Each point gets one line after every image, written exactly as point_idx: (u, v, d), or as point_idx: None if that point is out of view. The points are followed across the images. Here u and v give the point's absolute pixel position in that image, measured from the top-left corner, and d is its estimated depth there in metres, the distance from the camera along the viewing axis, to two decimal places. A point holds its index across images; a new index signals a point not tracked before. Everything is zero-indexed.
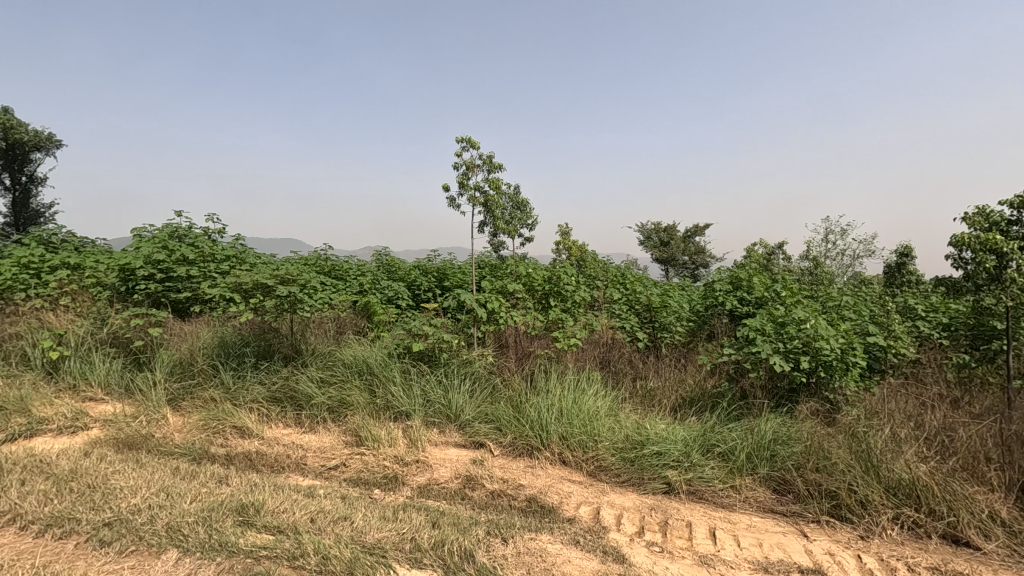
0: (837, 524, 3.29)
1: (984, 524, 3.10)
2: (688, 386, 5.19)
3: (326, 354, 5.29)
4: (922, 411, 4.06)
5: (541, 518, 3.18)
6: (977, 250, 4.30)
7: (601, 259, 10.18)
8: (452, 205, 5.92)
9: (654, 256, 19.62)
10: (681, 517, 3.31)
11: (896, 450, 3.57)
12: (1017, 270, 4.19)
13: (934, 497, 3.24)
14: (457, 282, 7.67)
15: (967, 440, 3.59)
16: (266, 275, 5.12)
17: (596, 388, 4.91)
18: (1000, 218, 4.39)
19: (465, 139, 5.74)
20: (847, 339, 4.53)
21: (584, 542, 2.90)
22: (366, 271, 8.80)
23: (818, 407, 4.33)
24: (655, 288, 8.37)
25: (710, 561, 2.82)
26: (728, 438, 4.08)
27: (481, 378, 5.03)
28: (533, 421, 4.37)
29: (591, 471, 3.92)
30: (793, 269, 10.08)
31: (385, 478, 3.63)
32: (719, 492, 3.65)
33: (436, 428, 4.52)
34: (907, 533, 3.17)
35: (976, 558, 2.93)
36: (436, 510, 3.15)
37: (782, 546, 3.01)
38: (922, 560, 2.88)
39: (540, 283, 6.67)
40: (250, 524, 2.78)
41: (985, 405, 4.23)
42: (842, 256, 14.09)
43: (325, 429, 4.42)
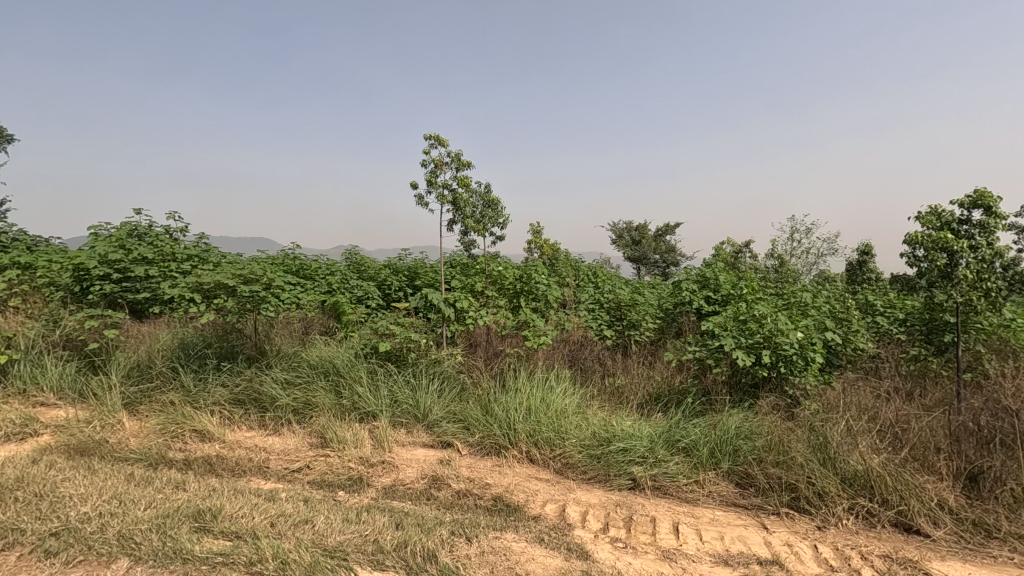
0: (796, 515, 3.37)
1: (932, 512, 3.23)
2: (655, 383, 5.25)
3: (290, 355, 5.20)
4: (877, 404, 4.20)
5: (506, 517, 3.17)
6: (929, 249, 4.49)
7: (574, 258, 10.25)
8: (420, 203, 5.90)
9: (626, 255, 19.80)
10: (645, 513, 3.34)
11: (851, 442, 3.68)
12: (966, 267, 4.39)
13: (887, 487, 3.36)
14: (427, 282, 7.59)
15: (917, 431, 3.74)
16: (228, 275, 5.00)
17: (564, 386, 4.93)
18: (951, 218, 4.56)
19: (433, 137, 5.71)
20: (806, 335, 4.63)
21: (549, 540, 2.91)
22: (336, 270, 8.67)
23: (778, 402, 4.44)
24: (626, 286, 8.43)
25: (673, 556, 2.86)
26: (692, 433, 4.14)
27: (450, 377, 5.01)
28: (501, 420, 4.37)
29: (558, 469, 3.94)
30: (759, 267, 10.32)
31: (350, 480, 3.58)
32: (683, 487, 3.70)
33: (404, 428, 4.49)
34: (861, 522, 3.27)
35: (926, 545, 3.04)
36: (401, 510, 3.13)
37: (744, 539, 3.07)
38: (875, 549, 2.98)
39: (510, 281, 6.62)
40: (207, 530, 2.71)
41: (937, 398, 4.41)
42: (807, 255, 14.42)
43: (289, 431, 4.34)
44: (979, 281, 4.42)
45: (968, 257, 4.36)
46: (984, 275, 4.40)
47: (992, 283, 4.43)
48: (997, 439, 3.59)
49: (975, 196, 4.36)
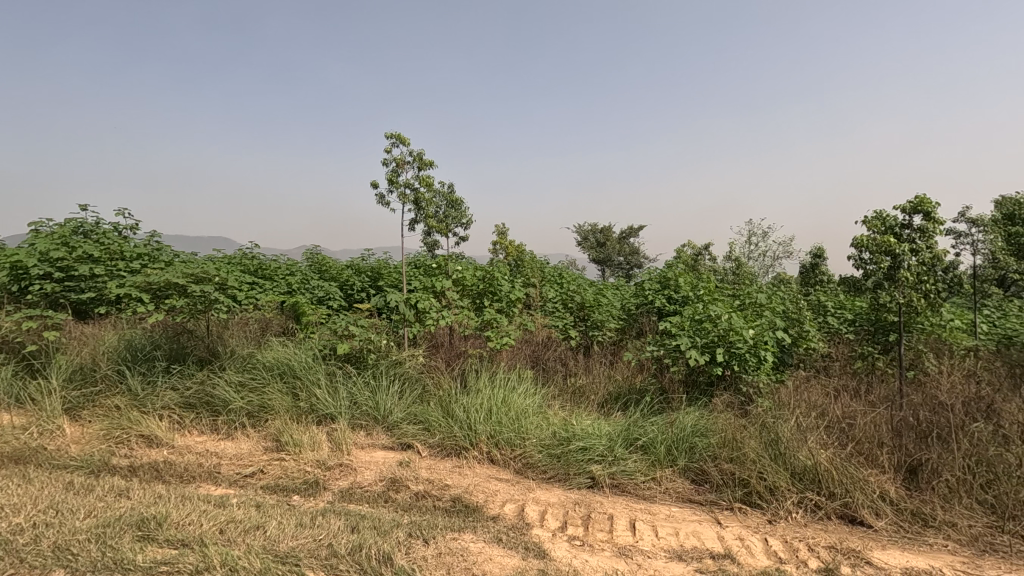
0: (748, 510, 3.47)
1: (874, 504, 3.38)
2: (616, 382, 5.33)
3: (245, 357, 5.06)
4: (825, 400, 4.36)
5: (464, 518, 3.16)
6: (874, 251, 4.71)
7: (539, 259, 10.30)
8: (381, 202, 5.82)
9: (591, 256, 19.99)
10: (603, 511, 3.38)
11: (801, 438, 3.81)
12: (908, 269, 4.62)
13: (833, 480, 3.49)
14: (391, 282, 7.49)
15: (862, 426, 3.91)
16: (179, 275, 4.81)
17: (525, 386, 4.94)
18: (894, 222, 4.78)
19: (395, 135, 5.64)
20: (759, 334, 4.78)
21: (506, 540, 2.91)
22: (296, 270, 8.48)
23: (732, 399, 4.57)
24: (589, 287, 8.52)
25: (629, 552, 2.90)
26: (650, 431, 4.21)
27: (411, 378, 4.96)
28: (462, 421, 4.36)
29: (518, 469, 3.95)
30: (718, 269, 10.60)
31: (305, 484, 3.49)
32: (640, 485, 3.76)
33: (363, 430, 4.43)
34: (809, 515, 3.39)
35: (868, 535, 3.18)
36: (357, 514, 3.07)
37: (697, 534, 3.14)
38: (821, 540, 3.09)
39: (471, 283, 6.46)
40: (151, 539, 2.60)
41: (881, 395, 4.62)
42: (764, 257, 14.87)
43: (243, 436, 4.22)
44: (919, 282, 4.66)
45: (910, 261, 4.61)
46: (923, 276, 4.65)
47: (931, 284, 4.69)
48: (933, 432, 3.79)
49: (915, 201, 4.58)
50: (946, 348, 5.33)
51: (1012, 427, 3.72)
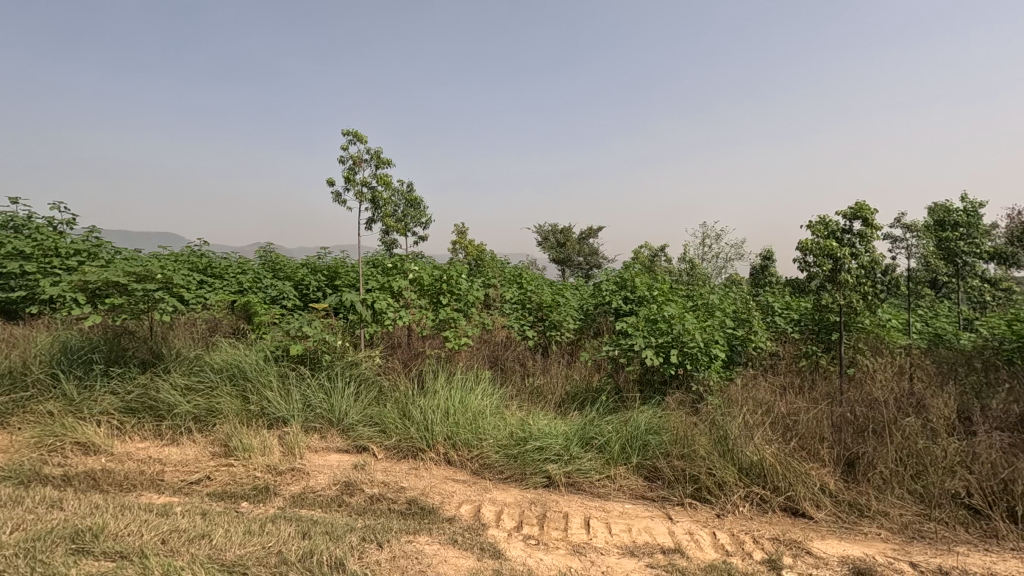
0: (698, 505, 3.58)
1: (815, 496, 3.54)
2: (573, 381, 5.40)
3: (191, 359, 4.87)
4: (771, 397, 4.55)
5: (420, 520, 3.14)
6: (818, 255, 4.94)
7: (498, 259, 10.32)
8: (337, 200, 5.71)
9: (551, 256, 20.13)
10: (559, 509, 3.42)
11: (748, 435, 3.95)
12: (848, 272, 4.87)
13: (777, 475, 3.64)
14: (347, 282, 7.35)
15: (805, 422, 4.10)
16: (119, 273, 4.58)
17: (483, 387, 4.95)
18: (836, 227, 5.02)
19: (352, 133, 5.54)
20: (710, 334, 4.93)
21: (462, 541, 2.91)
22: (248, 268, 8.22)
23: (684, 398, 4.71)
24: (548, 287, 8.60)
25: (583, 550, 2.94)
26: (605, 430, 4.28)
27: (367, 380, 4.89)
28: (419, 422, 4.33)
29: (475, 470, 3.95)
30: (673, 270, 10.87)
31: (255, 490, 3.39)
32: (595, 483, 3.82)
33: (317, 433, 4.34)
34: (754, 508, 3.53)
35: (809, 526, 3.33)
36: (309, 519, 3.00)
37: (649, 530, 3.21)
38: (765, 532, 3.22)
39: (430, 282, 6.34)
40: (86, 552, 2.47)
41: (823, 392, 4.85)
42: (716, 258, 15.34)
43: (189, 441, 4.06)
44: (859, 284, 4.92)
45: (850, 264, 4.86)
46: (861, 279, 4.91)
47: (869, 286, 4.95)
48: (869, 427, 4.00)
49: (856, 208, 4.82)
50: (882, 346, 5.64)
51: (939, 421, 3.97)
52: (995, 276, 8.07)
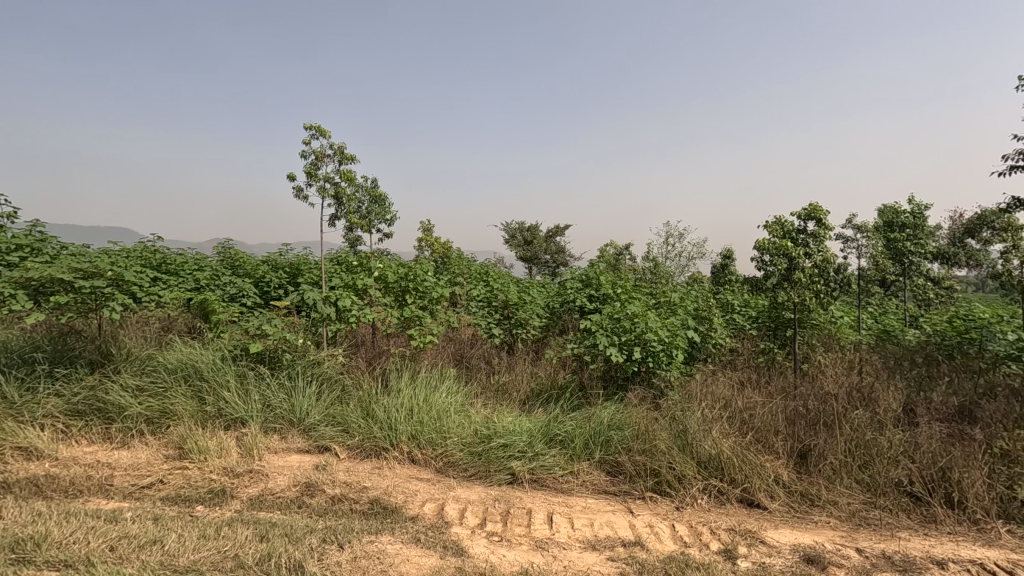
0: (658, 498, 3.66)
1: (769, 487, 3.67)
2: (538, 379, 5.44)
3: (143, 359, 4.70)
4: (729, 392, 4.68)
5: (382, 519, 3.11)
6: (774, 254, 5.12)
7: (465, 257, 10.29)
8: (299, 195, 5.59)
9: (518, 254, 20.16)
10: (522, 506, 3.45)
11: (706, 429, 4.07)
12: (802, 270, 5.05)
13: (734, 467, 3.75)
14: (310, 279, 7.21)
15: (760, 416, 4.24)
16: (65, 270, 4.37)
17: (448, 385, 4.94)
18: (791, 227, 5.19)
19: (314, 127, 5.42)
20: (672, 332, 5.04)
21: (425, 539, 2.90)
22: (205, 265, 7.97)
23: (646, 394, 4.81)
24: (515, 285, 8.63)
25: (546, 545, 2.97)
26: (568, 426, 4.33)
27: (330, 379, 4.81)
28: (382, 421, 4.28)
29: (439, 468, 3.94)
30: (637, 269, 11.06)
31: (210, 493, 3.30)
32: (559, 479, 3.86)
33: (277, 434, 4.25)
34: (712, 500, 3.63)
35: (763, 516, 3.45)
36: (267, 522, 2.94)
37: (611, 524, 3.27)
38: (722, 524, 3.31)
39: (395, 279, 6.21)
40: (28, 562, 2.36)
41: (779, 386, 5.03)
42: (679, 257, 15.67)
43: (141, 444, 3.92)
44: (812, 283, 5.11)
45: (804, 263, 5.05)
46: (814, 277, 5.11)
47: (821, 284, 5.15)
48: (821, 420, 4.17)
49: (809, 209, 5.01)
50: (833, 342, 5.87)
51: (885, 413, 4.17)
52: (938, 275, 8.49)
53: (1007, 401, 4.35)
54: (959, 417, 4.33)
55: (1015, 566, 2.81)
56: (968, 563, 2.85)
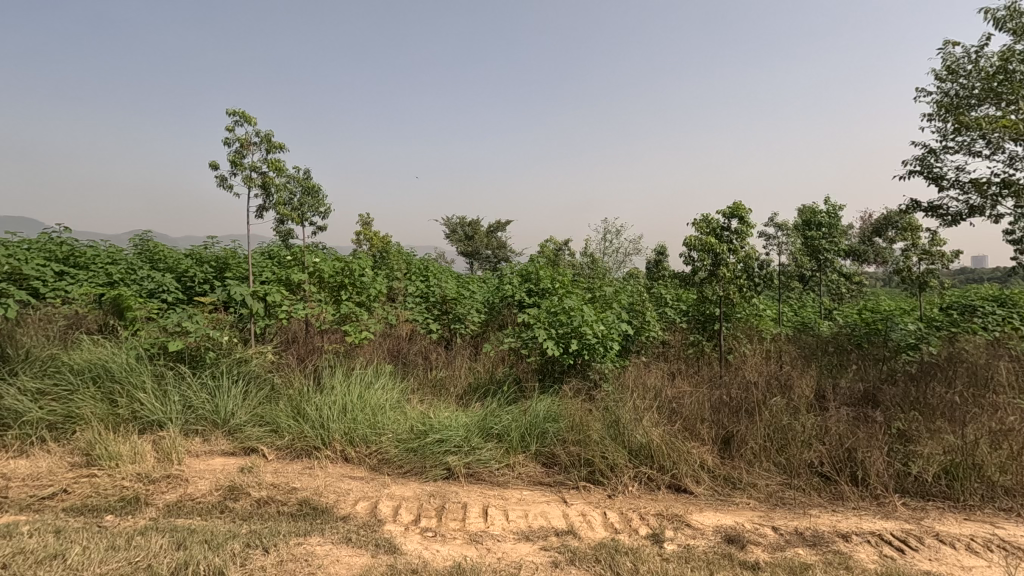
0: (592, 487, 3.75)
1: (695, 472, 3.84)
2: (476, 373, 5.45)
3: (46, 361, 4.34)
4: (660, 383, 4.86)
5: (312, 520, 3.02)
6: (700, 250, 5.35)
7: (404, 250, 10.13)
8: (223, 185, 5.31)
9: (459, 249, 20.04)
10: (457, 500, 3.44)
11: (637, 419, 4.20)
12: (726, 266, 5.31)
13: (663, 455, 3.90)
14: (238, 274, 6.88)
15: (688, 405, 4.42)
16: None
17: (383, 381, 4.85)
18: (717, 224, 5.44)
19: (239, 112, 5.17)
20: (606, 324, 5.17)
21: (356, 538, 2.84)
22: (120, 258, 7.44)
23: (580, 386, 4.92)
24: (455, 280, 8.60)
25: (480, 538, 2.98)
26: (505, 420, 4.35)
27: (257, 377, 4.60)
28: (313, 420, 4.15)
29: (373, 466, 3.87)
30: (576, 264, 11.28)
31: (122, 501, 3.08)
32: (495, 472, 3.88)
33: (199, 436, 4.03)
34: (642, 487, 3.76)
35: (689, 500, 3.61)
36: (186, 529, 2.78)
37: (545, 514, 3.32)
38: (650, 509, 3.44)
39: (331, 274, 6.00)
40: None
41: (705, 376, 5.27)
42: (617, 252, 16.10)
43: (42, 452, 3.62)
44: (736, 277, 5.39)
45: (729, 258, 5.30)
46: (738, 272, 5.38)
47: (744, 279, 5.43)
48: (743, 407, 4.40)
49: (733, 207, 5.27)
50: (756, 334, 6.23)
51: (800, 399, 4.45)
52: (850, 271, 9.14)
53: (905, 385, 4.75)
54: (864, 400, 4.69)
55: (908, 535, 3.07)
56: (868, 534, 3.10)
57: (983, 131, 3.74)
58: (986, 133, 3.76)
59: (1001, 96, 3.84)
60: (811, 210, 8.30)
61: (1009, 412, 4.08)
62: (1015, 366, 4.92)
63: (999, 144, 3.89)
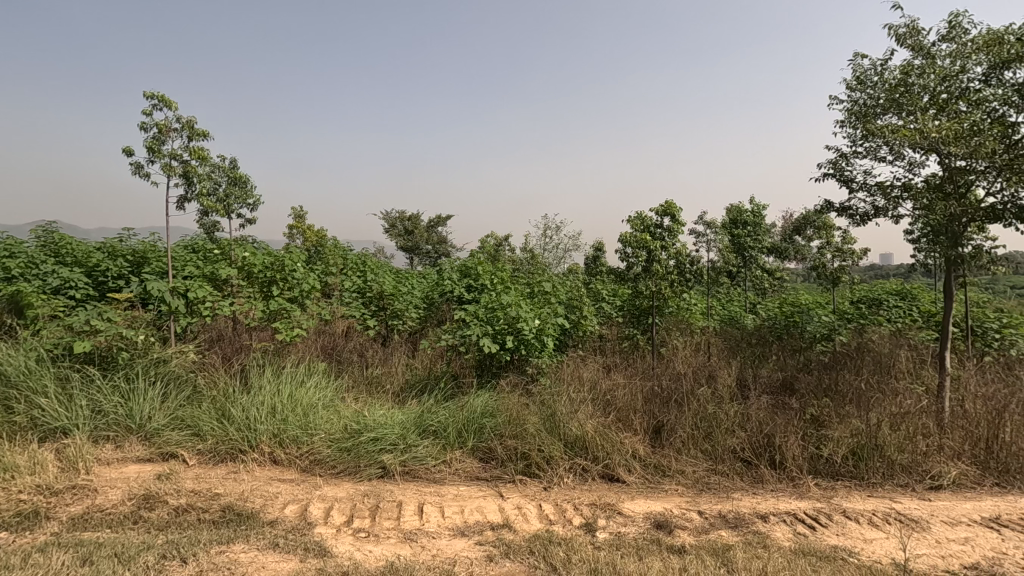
0: (528, 480, 3.79)
1: (628, 462, 3.96)
2: (414, 371, 5.38)
3: None
4: (595, 376, 4.97)
5: (236, 527, 2.88)
6: (635, 247, 5.52)
7: (339, 245, 9.84)
8: (138, 173, 4.95)
9: (398, 244, 19.67)
10: (392, 499, 3.39)
11: (572, 412, 4.28)
12: (659, 262, 5.50)
13: (598, 447, 3.99)
14: (157, 269, 6.47)
15: (622, 397, 4.55)
16: None
17: (316, 379, 4.70)
18: (651, 222, 5.62)
19: (157, 96, 4.83)
20: (543, 320, 5.24)
21: (284, 543, 2.74)
22: (21, 250, 6.81)
23: (517, 380, 4.97)
24: (393, 275, 8.45)
25: (415, 536, 2.95)
26: (442, 416, 4.32)
27: (178, 378, 4.34)
28: (239, 422, 3.97)
29: (304, 467, 3.74)
30: (516, 259, 11.35)
31: (19, 516, 2.82)
32: (431, 469, 3.85)
33: (110, 443, 3.77)
34: (577, 478, 3.85)
35: (622, 489, 3.72)
36: (93, 542, 2.59)
37: (481, 509, 3.33)
38: (584, 499, 3.52)
39: (259, 268, 5.67)
40: None
41: (638, 368, 5.45)
42: (557, 248, 16.29)
43: None
44: (668, 274, 5.59)
45: (661, 255, 5.50)
46: (669, 268, 5.58)
47: (675, 275, 5.64)
48: (673, 397, 4.57)
49: (665, 206, 5.46)
50: (686, 327, 6.50)
51: (725, 389, 4.68)
52: (773, 267, 9.70)
53: (819, 374, 5.09)
54: (782, 389, 5.00)
55: (818, 513, 3.30)
56: (784, 514, 3.30)
57: (887, 138, 4.04)
58: (889, 141, 4.05)
59: (902, 107, 4.14)
60: (738, 210, 8.73)
61: (907, 396, 4.46)
62: (913, 354, 5.38)
63: (900, 151, 4.21)
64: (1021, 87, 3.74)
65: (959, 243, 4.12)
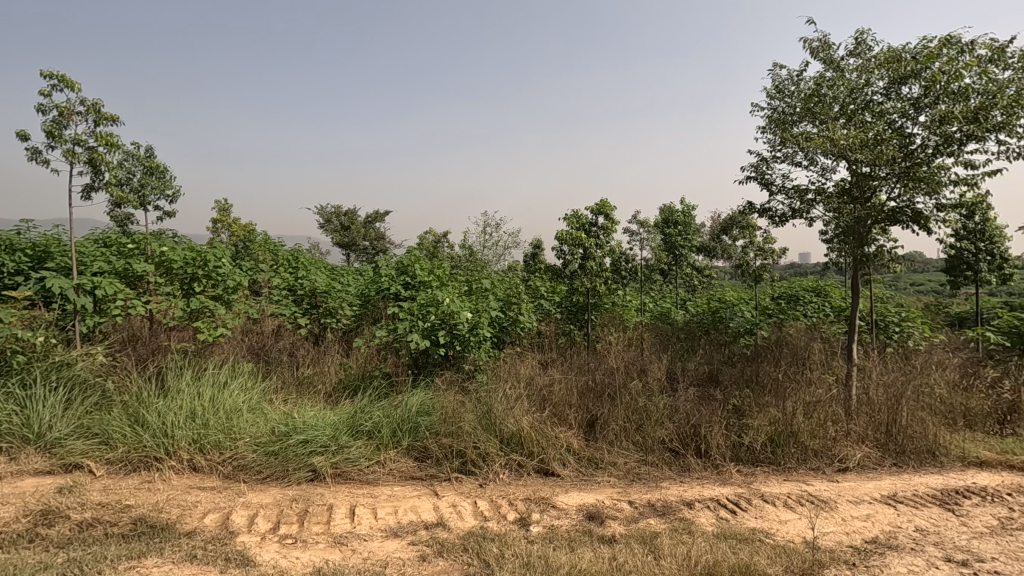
0: (463, 478, 3.78)
1: (562, 456, 4.04)
2: (347, 370, 5.23)
3: None
4: (531, 371, 5.02)
5: (149, 540, 2.70)
6: (571, 244, 5.62)
7: (269, 240, 9.42)
8: (36, 159, 4.53)
9: (333, 240, 19.05)
10: (323, 502, 3.28)
11: (509, 408, 4.30)
12: (594, 260, 5.63)
13: (533, 442, 4.04)
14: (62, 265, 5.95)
15: (557, 392, 4.62)
16: None
17: (241, 381, 4.48)
18: (586, 220, 5.72)
19: (56, 75, 4.43)
20: (480, 316, 5.23)
21: (203, 554, 2.59)
22: None
23: (454, 378, 4.93)
24: (327, 272, 8.18)
25: (345, 540, 2.87)
26: (375, 416, 4.22)
27: (84, 382, 4.01)
28: (154, 428, 3.72)
29: (227, 474, 3.56)
30: (455, 256, 11.29)
31: None
32: (364, 470, 3.76)
33: (3, 456, 3.44)
34: (513, 474, 3.87)
35: (556, 483, 3.78)
36: None
37: (415, 508, 3.29)
38: (520, 494, 3.55)
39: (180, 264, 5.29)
40: None
41: (573, 363, 5.55)
42: (496, 245, 16.32)
43: None
44: (602, 271, 5.73)
45: (596, 253, 5.62)
46: (604, 266, 5.72)
47: (609, 272, 5.79)
48: (606, 392, 4.69)
49: (600, 204, 5.58)
50: (620, 323, 6.68)
51: (655, 382, 4.86)
52: (702, 265, 10.14)
53: (742, 367, 5.38)
54: (708, 380, 5.24)
55: (739, 498, 3.49)
56: (708, 500, 3.47)
57: (802, 145, 4.31)
58: (804, 148, 4.32)
59: (816, 116, 4.43)
60: (669, 210, 9.09)
61: (819, 384, 4.79)
62: (825, 346, 5.79)
63: (814, 157, 4.50)
64: (916, 101, 4.07)
65: (864, 243, 4.47)
